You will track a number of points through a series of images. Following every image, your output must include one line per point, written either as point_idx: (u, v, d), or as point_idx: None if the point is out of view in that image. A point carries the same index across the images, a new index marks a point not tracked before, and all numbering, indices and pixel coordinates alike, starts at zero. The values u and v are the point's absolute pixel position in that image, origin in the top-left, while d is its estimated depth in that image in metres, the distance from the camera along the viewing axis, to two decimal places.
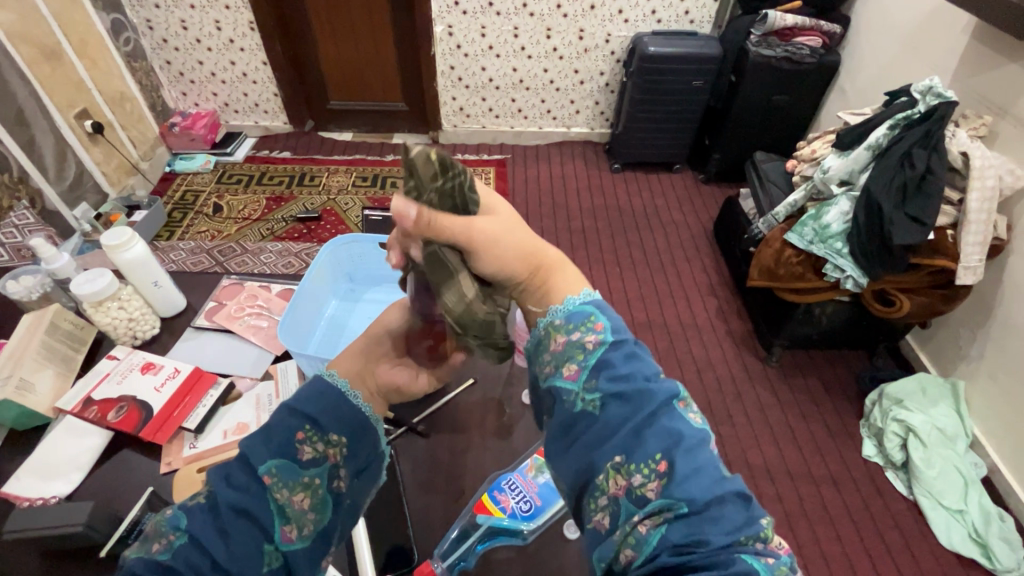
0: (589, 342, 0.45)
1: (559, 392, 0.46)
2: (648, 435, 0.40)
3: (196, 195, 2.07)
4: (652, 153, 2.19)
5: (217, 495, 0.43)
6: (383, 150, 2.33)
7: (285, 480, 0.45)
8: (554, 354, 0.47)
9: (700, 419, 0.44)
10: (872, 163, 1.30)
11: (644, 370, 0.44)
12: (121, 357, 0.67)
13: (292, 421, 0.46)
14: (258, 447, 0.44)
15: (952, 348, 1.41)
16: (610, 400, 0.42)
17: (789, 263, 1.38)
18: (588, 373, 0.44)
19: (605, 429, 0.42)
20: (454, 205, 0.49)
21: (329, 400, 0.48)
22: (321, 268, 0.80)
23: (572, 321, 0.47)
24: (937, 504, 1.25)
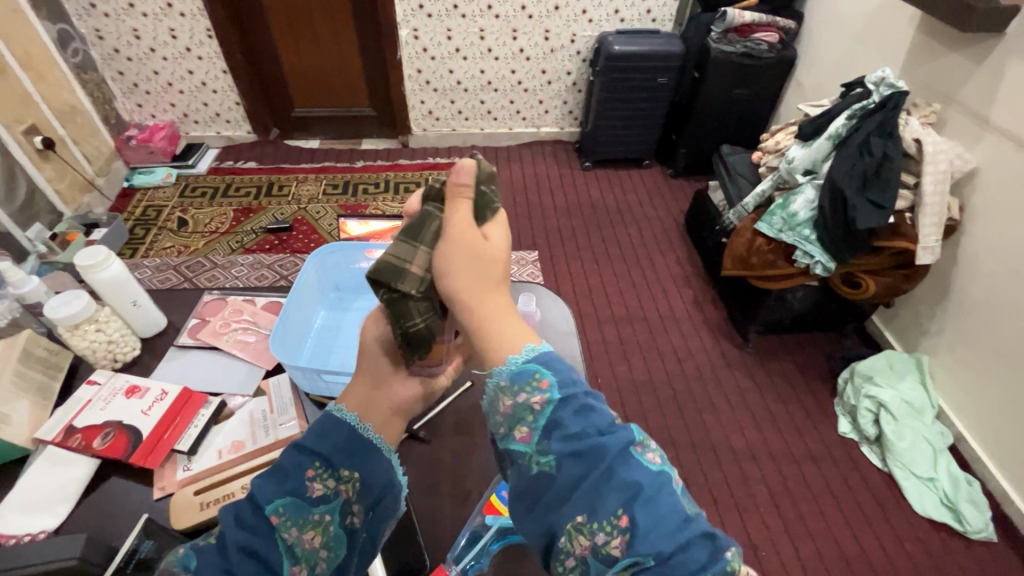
0: (536, 403, 0.41)
1: (514, 457, 0.42)
2: (607, 492, 0.37)
3: (159, 210, 2.00)
4: (622, 150, 2.23)
5: (227, 536, 0.44)
6: (353, 156, 2.30)
7: (292, 519, 0.46)
8: (505, 416, 0.42)
9: (659, 458, 0.40)
10: (833, 152, 1.36)
11: (597, 421, 0.40)
12: (101, 382, 0.65)
13: (303, 457, 0.47)
14: (267, 486, 0.46)
15: (914, 325, 1.48)
16: (565, 462, 0.38)
17: (761, 252, 1.44)
18: (541, 434, 0.40)
19: (563, 493, 0.38)
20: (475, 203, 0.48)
21: (338, 437, 0.48)
22: (308, 278, 0.79)
23: (518, 382, 0.41)
24: (910, 474, 1.31)
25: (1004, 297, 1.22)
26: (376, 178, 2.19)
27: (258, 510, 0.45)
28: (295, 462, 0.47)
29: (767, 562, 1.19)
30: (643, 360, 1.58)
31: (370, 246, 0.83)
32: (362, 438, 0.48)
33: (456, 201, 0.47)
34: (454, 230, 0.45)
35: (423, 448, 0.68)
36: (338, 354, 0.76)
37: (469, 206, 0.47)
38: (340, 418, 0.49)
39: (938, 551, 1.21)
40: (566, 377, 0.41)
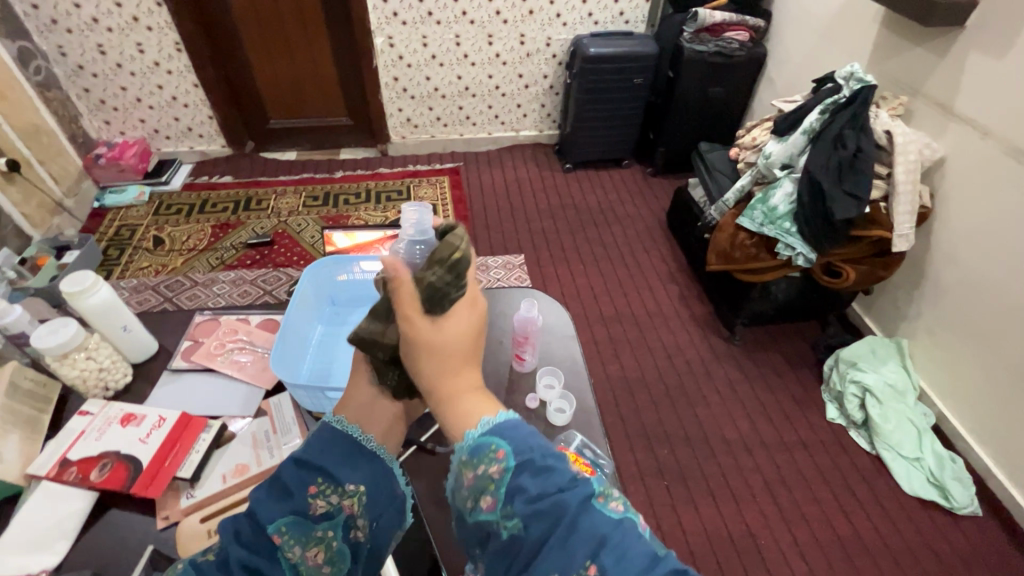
0: (495, 472, 0.43)
1: (483, 528, 0.43)
2: (573, 544, 0.38)
3: (132, 229, 1.95)
4: (601, 151, 2.25)
5: (228, 552, 0.45)
6: (331, 166, 2.27)
7: (296, 537, 0.46)
8: (469, 489, 0.44)
9: (620, 505, 0.42)
10: (808, 146, 1.40)
11: (556, 478, 0.41)
12: (94, 412, 0.63)
13: (307, 474, 0.48)
14: (268, 505, 0.47)
15: (893, 310, 1.53)
16: (529, 523, 0.40)
17: (743, 246, 1.47)
18: (504, 501, 0.41)
19: (532, 554, 0.39)
20: (426, 297, 0.50)
21: (339, 449, 0.50)
22: (303, 294, 0.78)
23: (476, 455, 0.44)
24: (897, 455, 1.35)
25: (977, 280, 1.27)
26: (357, 188, 2.16)
27: (255, 526, 0.46)
28: (296, 479, 0.48)
29: (767, 551, 1.21)
30: (634, 358, 1.60)
31: (363, 258, 0.82)
32: (368, 456, 0.50)
33: (400, 291, 0.50)
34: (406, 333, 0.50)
35: (431, 460, 0.68)
36: (338, 370, 0.75)
37: (409, 305, 0.49)
38: (343, 432, 0.51)
39: (927, 528, 1.25)
40: (521, 444, 0.44)
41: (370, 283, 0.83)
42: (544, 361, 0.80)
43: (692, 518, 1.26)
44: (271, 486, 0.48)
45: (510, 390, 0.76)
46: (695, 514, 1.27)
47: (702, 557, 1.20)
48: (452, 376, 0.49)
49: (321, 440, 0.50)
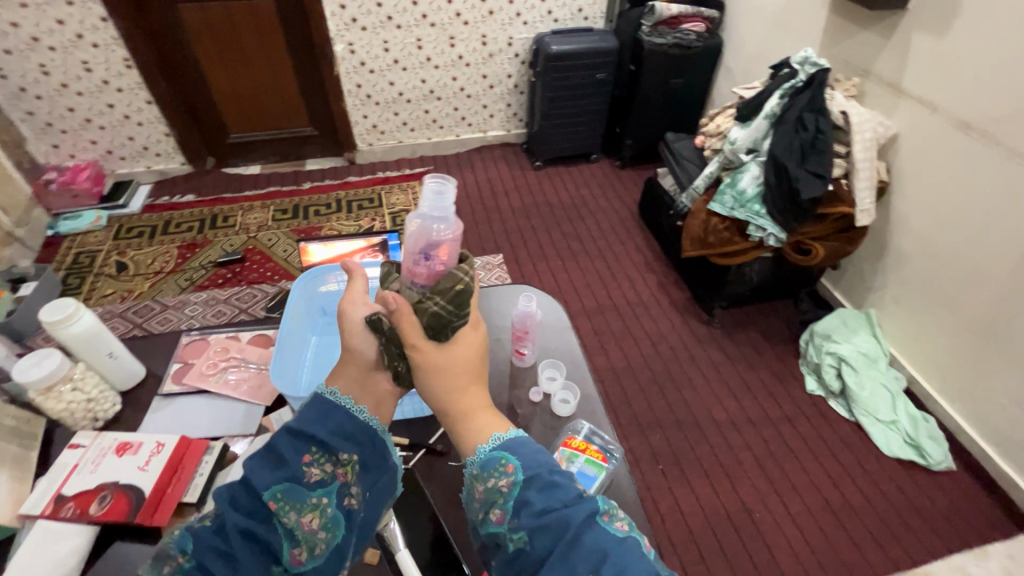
0: (504, 485, 0.45)
1: (492, 540, 0.44)
2: (576, 560, 0.39)
3: (92, 256, 1.87)
4: (570, 147, 2.27)
5: (224, 516, 0.44)
6: (299, 178, 2.23)
7: (291, 503, 0.46)
8: (480, 502, 0.46)
9: (625, 525, 0.44)
10: (771, 130, 1.45)
11: (561, 494, 0.43)
12: (86, 443, 0.61)
13: (302, 443, 0.48)
14: (263, 473, 0.46)
15: (860, 283, 1.60)
16: (534, 536, 0.41)
17: (717, 231, 1.51)
18: (511, 514, 0.43)
19: (536, 567, 0.41)
20: (432, 327, 0.52)
21: (333, 418, 0.49)
22: (296, 306, 0.79)
23: (487, 469, 0.46)
24: (875, 420, 1.41)
25: (936, 249, 1.34)
26: (327, 199, 2.13)
27: (248, 494, 0.45)
28: (291, 448, 0.47)
29: (762, 523, 1.25)
30: (620, 348, 1.62)
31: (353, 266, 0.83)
32: (365, 428, 0.50)
33: (404, 321, 0.52)
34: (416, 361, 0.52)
35: (440, 461, 0.69)
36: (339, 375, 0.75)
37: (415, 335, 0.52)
38: (334, 401, 0.50)
39: (908, 487, 1.31)
40: (530, 461, 0.46)
41: None
42: (543, 355, 0.81)
43: (688, 498, 1.29)
44: (264, 456, 0.47)
45: (512, 388, 0.77)
46: (691, 494, 1.30)
47: (701, 535, 1.23)
48: (461, 394, 0.53)
49: (315, 409, 0.49)
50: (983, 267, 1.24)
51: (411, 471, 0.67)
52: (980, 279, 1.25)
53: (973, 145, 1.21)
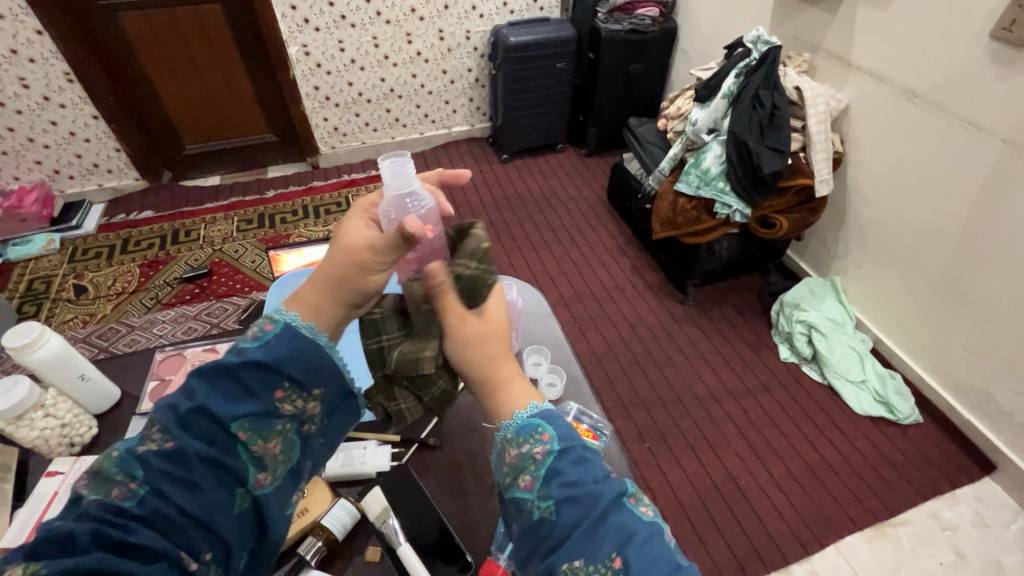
0: (538, 453, 0.45)
1: (515, 504, 0.44)
2: (602, 535, 0.40)
3: (48, 282, 1.79)
4: (535, 138, 2.28)
5: (184, 444, 0.42)
6: (261, 186, 2.17)
7: (258, 432, 0.45)
8: (509, 466, 0.45)
9: (650, 511, 0.45)
10: (729, 109, 1.49)
11: (592, 472, 0.44)
12: (64, 470, 0.60)
13: (271, 376, 0.46)
14: (231, 402, 0.45)
15: (823, 251, 1.66)
16: (562, 508, 0.42)
17: (685, 211, 1.54)
18: (542, 482, 0.44)
19: (560, 536, 0.41)
20: (470, 292, 0.56)
21: (306, 356, 0.48)
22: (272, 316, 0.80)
23: (522, 434, 0.46)
24: (845, 381, 1.48)
25: (894, 213, 1.40)
26: (293, 205, 2.08)
27: (210, 421, 0.44)
28: (260, 379, 0.46)
29: (748, 489, 1.29)
30: (600, 332, 1.65)
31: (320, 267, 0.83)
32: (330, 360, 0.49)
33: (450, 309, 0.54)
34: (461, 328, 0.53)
35: (434, 455, 0.70)
36: None
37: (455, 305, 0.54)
38: (309, 338, 0.49)
39: (881, 441, 1.38)
40: (564, 432, 0.46)
41: None
42: (527, 341, 0.82)
43: (676, 471, 1.33)
44: (225, 385, 0.45)
45: None
46: (678, 467, 1.33)
47: (691, 505, 1.27)
48: (479, 361, 0.52)
49: (286, 343, 0.47)
50: (937, 228, 1.30)
51: (407, 468, 0.67)
52: (934, 238, 1.31)
53: (919, 112, 1.27)
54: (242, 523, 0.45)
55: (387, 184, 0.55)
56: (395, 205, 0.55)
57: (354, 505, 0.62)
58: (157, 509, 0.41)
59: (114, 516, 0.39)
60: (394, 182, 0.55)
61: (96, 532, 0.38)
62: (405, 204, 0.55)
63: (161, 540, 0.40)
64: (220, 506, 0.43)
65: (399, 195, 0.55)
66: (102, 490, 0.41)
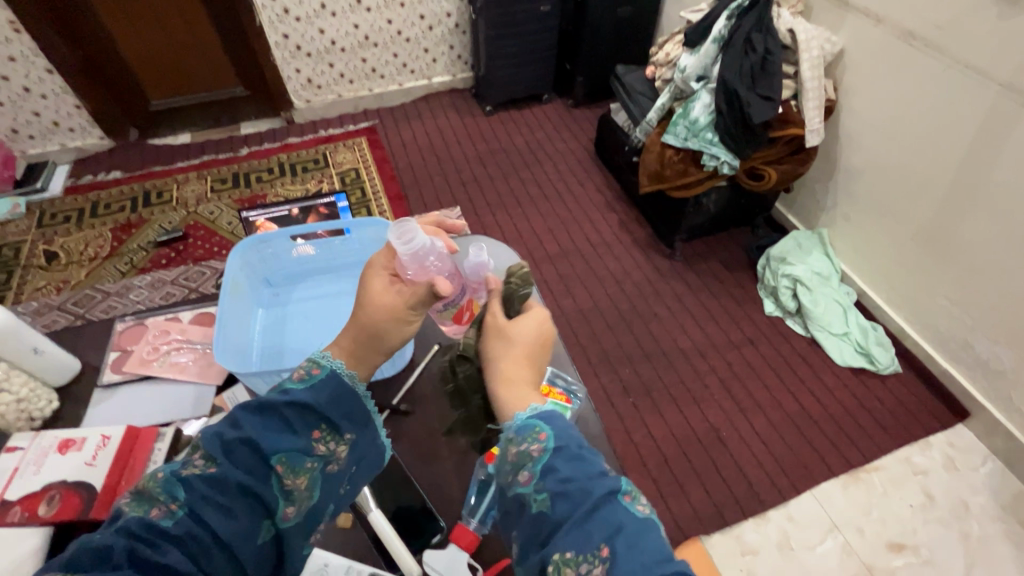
0: (534, 451, 0.46)
1: (516, 501, 0.46)
2: (592, 528, 0.41)
3: (16, 247, 1.73)
4: (519, 88, 2.18)
5: (225, 471, 0.46)
6: (234, 144, 2.08)
7: (292, 467, 0.49)
8: (509, 464, 0.47)
9: (645, 509, 0.45)
10: (720, 55, 1.42)
11: (587, 467, 0.45)
12: (24, 445, 0.56)
13: (312, 417, 0.50)
14: (275, 436, 0.48)
15: (811, 203, 1.63)
16: (555, 501, 0.43)
17: (673, 163, 1.49)
18: (537, 478, 0.45)
19: (553, 530, 0.42)
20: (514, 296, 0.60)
21: (345, 402, 0.52)
22: (235, 279, 0.72)
23: (522, 433, 0.47)
24: (828, 333, 1.49)
25: (884, 167, 1.37)
26: (268, 163, 2.01)
27: (254, 452, 0.48)
28: (302, 418, 0.50)
29: (729, 440, 1.32)
30: (586, 289, 1.63)
31: (292, 230, 0.76)
32: (364, 407, 0.53)
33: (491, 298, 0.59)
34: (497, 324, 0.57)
35: (407, 421, 0.69)
36: (292, 354, 0.72)
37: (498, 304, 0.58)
38: (351, 386, 0.52)
39: (860, 391, 1.40)
40: (561, 431, 0.47)
41: (309, 254, 0.78)
42: None
43: (660, 425, 1.35)
44: (271, 421, 0.49)
45: None
46: (662, 420, 1.35)
47: (674, 457, 1.29)
48: (490, 362, 0.55)
49: (331, 387, 0.51)
50: (926, 182, 1.28)
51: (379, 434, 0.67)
52: (925, 188, 1.29)
53: (916, 55, 1.21)
54: (263, 552, 0.48)
55: (398, 249, 0.56)
56: (411, 266, 0.56)
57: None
58: (190, 530, 0.45)
59: (151, 532, 0.44)
60: (406, 247, 0.56)
61: (130, 550, 0.42)
62: (424, 260, 0.56)
63: (186, 562, 0.43)
64: (247, 533, 0.46)
65: (415, 254, 0.56)
66: (144, 508, 0.45)
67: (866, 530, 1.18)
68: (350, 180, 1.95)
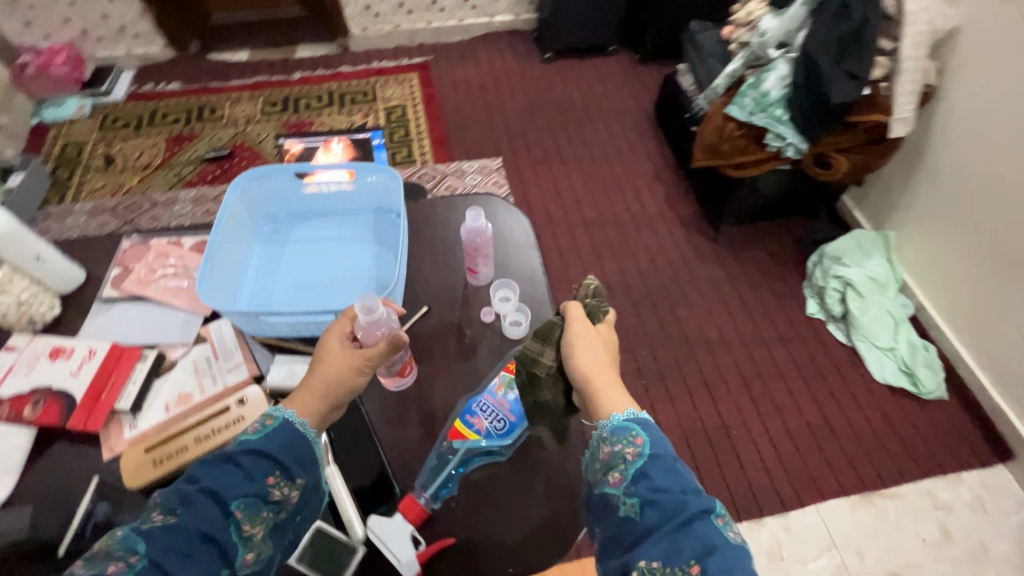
0: (629, 454, 0.50)
1: (605, 500, 0.50)
2: (683, 541, 0.44)
3: (80, 147, 1.82)
4: (583, 36, 2.03)
5: (184, 520, 0.45)
6: (289, 66, 2.07)
7: (250, 513, 0.48)
8: (602, 463, 0.51)
9: (738, 536, 0.46)
10: (808, 20, 1.25)
11: (681, 481, 0.47)
12: (20, 347, 0.65)
13: (265, 463, 0.50)
14: (231, 483, 0.48)
15: (884, 201, 1.47)
16: (646, 508, 0.46)
17: (732, 138, 1.37)
18: (629, 482, 0.49)
19: (641, 534, 0.46)
20: (591, 312, 0.62)
21: (294, 447, 0.52)
22: (234, 211, 0.73)
23: (617, 435, 0.51)
24: (871, 345, 1.37)
25: (977, 173, 1.20)
26: (318, 91, 1.99)
27: (211, 502, 0.47)
28: (256, 465, 0.49)
29: (738, 440, 1.26)
30: (616, 261, 1.56)
31: (296, 167, 0.76)
32: (314, 451, 0.54)
33: (576, 311, 0.60)
34: (586, 332, 0.59)
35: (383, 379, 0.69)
36: (279, 294, 0.72)
37: (582, 316, 0.60)
38: (301, 433, 0.53)
39: (894, 412, 1.30)
40: (656, 440, 0.51)
41: (310, 193, 0.78)
42: (500, 274, 0.76)
43: (669, 413, 1.30)
44: (225, 470, 0.49)
45: (465, 306, 0.74)
46: (671, 410, 1.31)
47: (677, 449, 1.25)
48: (585, 363, 0.57)
49: (282, 435, 0.52)
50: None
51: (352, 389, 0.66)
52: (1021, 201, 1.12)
53: None
54: None
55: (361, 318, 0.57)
56: (368, 333, 0.59)
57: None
58: None
59: None
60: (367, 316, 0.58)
61: None
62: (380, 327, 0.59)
63: None
64: None
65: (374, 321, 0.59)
66: (96, 568, 0.43)
67: (868, 556, 1.13)
68: (395, 117, 1.90)
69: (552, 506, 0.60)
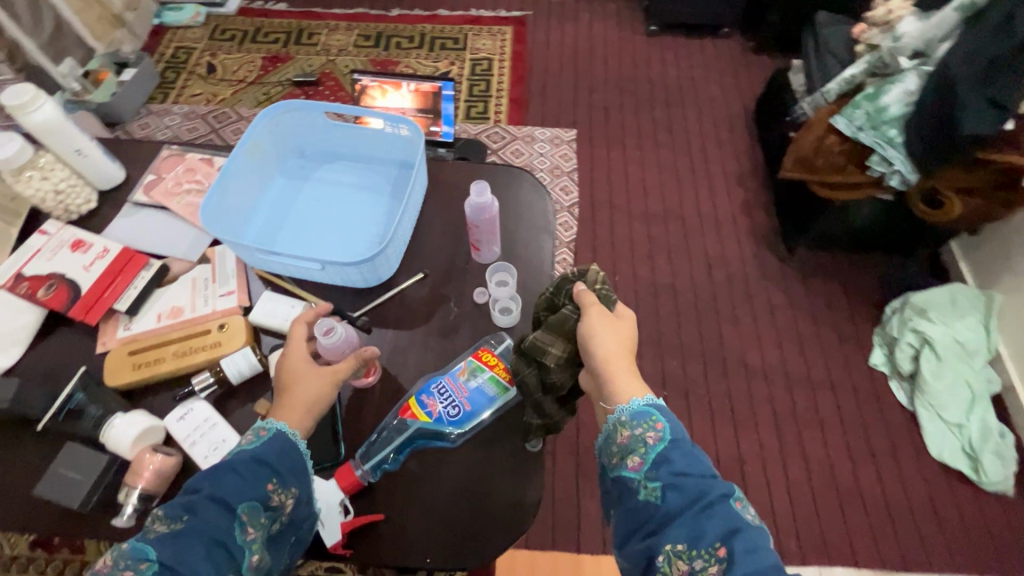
0: (650, 438, 0.51)
1: (623, 484, 0.51)
2: (707, 523, 0.45)
3: (188, 52, 1.93)
4: (696, 12, 1.85)
5: (190, 525, 0.48)
6: (389, 2, 2.06)
7: (252, 517, 0.51)
8: (619, 447, 0.52)
9: (756, 518, 0.48)
10: (958, 29, 1.06)
11: (701, 466, 0.49)
12: (51, 233, 0.73)
13: (262, 472, 0.52)
14: (231, 490, 0.50)
15: (1000, 258, 1.26)
16: (668, 492, 0.48)
17: (829, 153, 1.21)
18: (650, 466, 0.50)
19: (662, 520, 0.47)
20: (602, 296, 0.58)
21: (288, 454, 0.54)
22: (257, 141, 0.73)
23: (636, 419, 0.52)
24: (936, 417, 1.21)
25: None
26: (411, 31, 1.97)
27: (212, 510, 0.49)
28: (253, 473, 0.52)
29: (751, 480, 1.17)
30: (669, 263, 1.46)
31: (327, 105, 0.75)
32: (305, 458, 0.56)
33: (591, 301, 0.57)
34: (603, 323, 0.56)
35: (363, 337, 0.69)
36: (285, 235, 0.73)
37: (597, 304, 0.57)
38: (295, 442, 0.55)
39: (941, 495, 1.15)
40: (675, 424, 0.52)
41: (336, 135, 0.78)
42: (503, 257, 0.73)
43: None
44: (223, 480, 0.51)
45: (463, 282, 0.72)
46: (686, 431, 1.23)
47: None
48: (604, 354, 0.55)
49: (276, 445, 0.54)
50: None
51: None
52: None
53: None
54: None
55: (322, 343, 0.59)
56: (332, 352, 0.60)
57: (256, 356, 0.64)
58: None
59: None
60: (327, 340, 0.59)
61: None
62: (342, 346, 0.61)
63: None
64: None
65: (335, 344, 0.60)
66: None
67: None
68: (480, 70, 1.85)
69: (493, 501, 0.59)
